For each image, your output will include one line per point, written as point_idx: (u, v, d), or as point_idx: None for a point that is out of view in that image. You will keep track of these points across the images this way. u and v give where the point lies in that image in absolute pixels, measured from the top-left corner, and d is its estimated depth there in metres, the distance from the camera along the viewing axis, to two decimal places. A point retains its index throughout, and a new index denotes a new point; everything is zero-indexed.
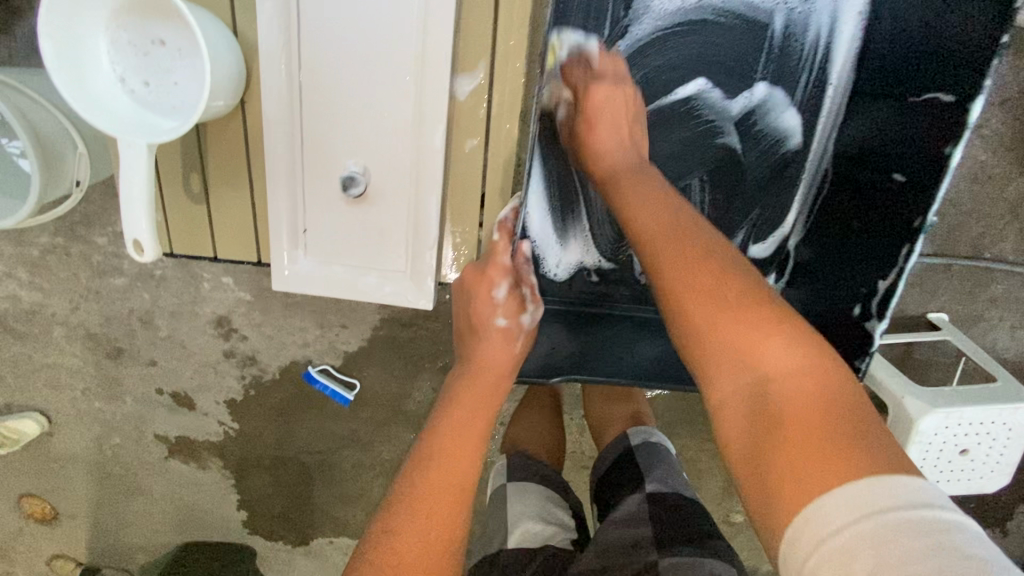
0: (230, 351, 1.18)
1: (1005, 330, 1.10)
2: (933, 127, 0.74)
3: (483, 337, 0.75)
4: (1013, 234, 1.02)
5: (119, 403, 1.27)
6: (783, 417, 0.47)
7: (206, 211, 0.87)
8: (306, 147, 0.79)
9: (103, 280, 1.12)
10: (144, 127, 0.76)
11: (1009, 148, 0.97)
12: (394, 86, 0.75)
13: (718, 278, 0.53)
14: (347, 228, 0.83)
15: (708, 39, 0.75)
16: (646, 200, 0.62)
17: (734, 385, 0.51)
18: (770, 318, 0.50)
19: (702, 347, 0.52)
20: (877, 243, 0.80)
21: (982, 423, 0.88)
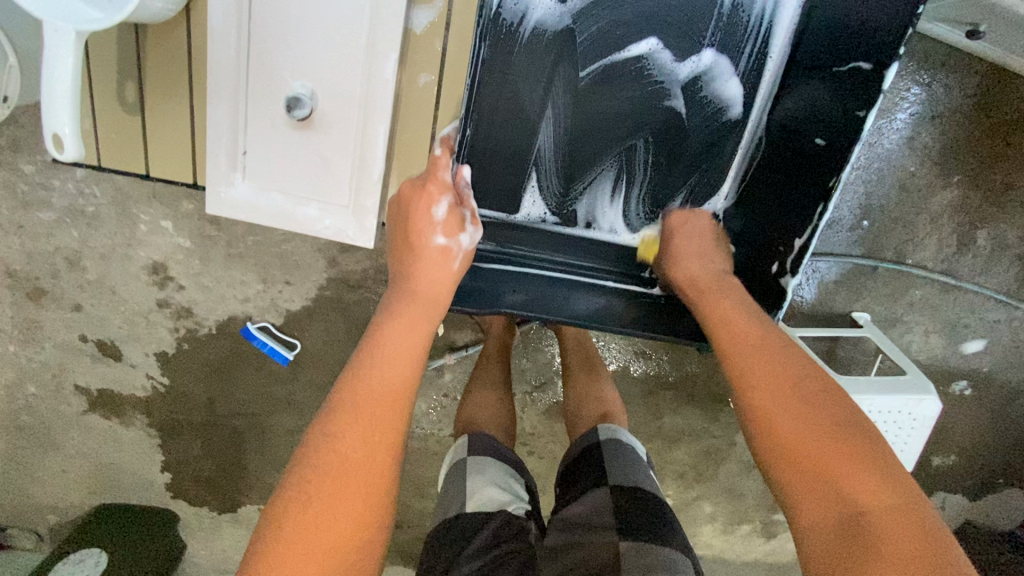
0: (164, 300, 1.13)
1: (920, 333, 1.18)
2: (853, 94, 0.73)
3: (420, 258, 0.68)
4: (932, 242, 1.11)
5: (37, 349, 1.20)
6: (870, 536, 0.48)
7: (140, 123, 0.83)
8: (255, 61, 0.77)
9: (28, 213, 1.06)
10: (67, 9, 0.69)
11: (935, 161, 1.05)
12: (350, 5, 0.74)
13: (802, 407, 0.56)
14: (291, 153, 0.81)
15: None
16: (745, 322, 0.66)
17: (822, 512, 0.51)
18: (857, 444, 0.53)
19: (789, 472, 0.54)
20: (797, 197, 0.79)
21: (890, 411, 0.95)
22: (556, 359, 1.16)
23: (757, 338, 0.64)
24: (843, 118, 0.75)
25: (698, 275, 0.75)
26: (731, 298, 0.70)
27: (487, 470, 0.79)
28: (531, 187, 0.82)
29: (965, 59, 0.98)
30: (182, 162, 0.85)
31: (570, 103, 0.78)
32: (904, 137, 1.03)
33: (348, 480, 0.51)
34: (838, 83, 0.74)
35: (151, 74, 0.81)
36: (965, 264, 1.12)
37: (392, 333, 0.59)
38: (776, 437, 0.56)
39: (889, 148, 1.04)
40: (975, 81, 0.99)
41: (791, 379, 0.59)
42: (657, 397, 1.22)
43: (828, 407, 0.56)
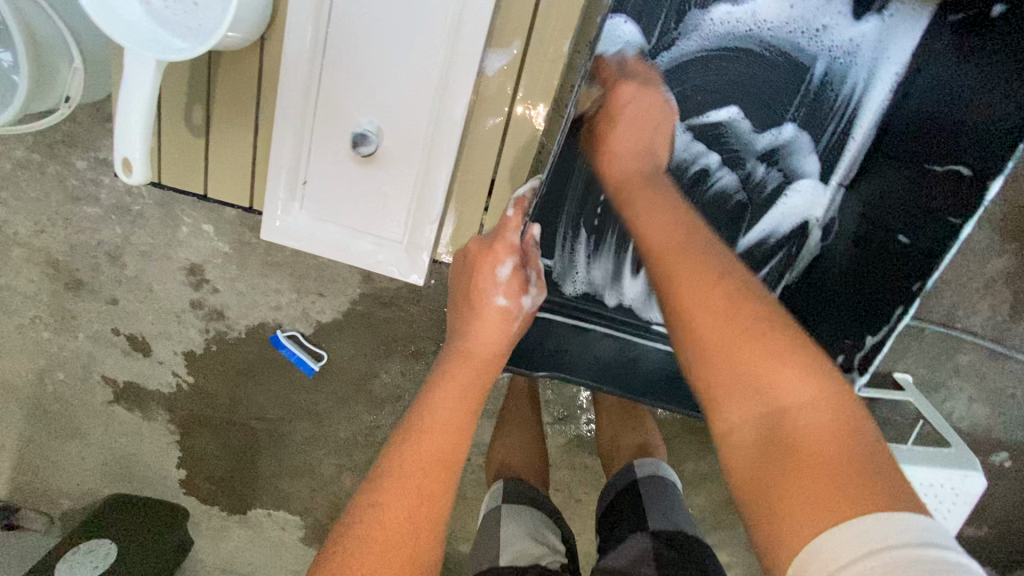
0: (198, 301, 1.14)
1: (963, 400, 1.14)
2: (944, 197, 0.68)
3: (478, 317, 0.66)
4: (984, 309, 1.07)
5: (69, 337, 1.21)
6: (792, 449, 0.43)
7: (203, 145, 0.83)
8: (329, 98, 0.77)
9: (75, 206, 1.07)
10: (152, 42, 0.70)
11: (995, 225, 1.01)
12: (428, 46, 0.73)
13: (726, 310, 0.49)
14: (353, 188, 0.80)
15: (749, 69, 0.74)
16: (663, 219, 0.58)
17: (746, 418, 0.46)
18: (786, 345, 0.46)
19: (707, 363, 0.48)
20: (872, 294, 0.74)
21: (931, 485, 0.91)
22: (582, 394, 1.13)
23: (678, 239, 0.55)
24: (930, 219, 0.69)
25: (629, 174, 0.66)
26: (646, 193, 0.63)
27: (521, 517, 0.77)
28: (586, 241, 0.83)
29: None
30: (238, 184, 0.85)
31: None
32: None
33: (395, 555, 0.49)
34: (932, 178, 0.68)
35: (219, 98, 0.81)
36: (1017, 334, 1.08)
37: (445, 398, 0.58)
38: (694, 338, 0.50)
39: None
40: None
41: (712, 279, 0.50)
42: (682, 441, 1.19)
43: (751, 312, 0.48)
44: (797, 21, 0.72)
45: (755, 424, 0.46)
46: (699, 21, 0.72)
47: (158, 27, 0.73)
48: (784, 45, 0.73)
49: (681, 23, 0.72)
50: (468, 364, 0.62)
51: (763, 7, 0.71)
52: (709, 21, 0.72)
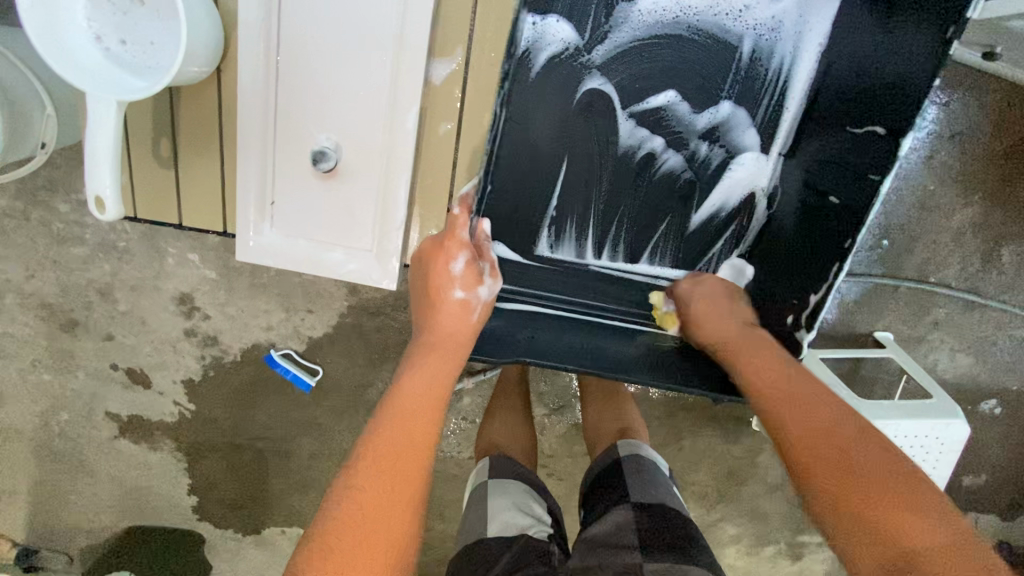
0: (191, 329, 1.16)
1: (946, 352, 1.16)
2: (869, 156, 0.72)
3: (439, 311, 0.71)
4: (955, 261, 1.09)
5: (70, 377, 1.23)
6: (922, 572, 0.46)
7: (174, 176, 0.86)
8: (281, 119, 0.79)
9: (62, 248, 1.10)
10: (111, 84, 0.73)
11: (955, 179, 1.04)
12: (370, 63, 0.76)
13: (836, 440, 0.56)
14: (316, 203, 0.83)
15: (680, 54, 0.76)
16: (775, 370, 0.67)
17: (869, 556, 0.49)
18: (885, 476, 0.52)
19: (827, 509, 0.53)
20: (813, 254, 0.78)
21: (915, 436, 0.94)
22: (574, 382, 1.16)
23: (793, 386, 0.64)
24: (855, 178, 0.73)
25: (727, 335, 0.75)
26: (753, 347, 0.72)
27: (509, 490, 0.80)
28: (547, 232, 0.84)
29: (980, 78, 0.98)
30: (212, 210, 0.88)
31: (595, 150, 0.80)
32: (924, 156, 1.02)
33: (371, 534, 0.52)
34: (855, 141, 0.73)
35: (183, 131, 0.84)
36: (990, 281, 1.11)
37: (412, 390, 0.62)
38: (806, 476, 0.56)
39: (908, 166, 1.03)
40: (994, 99, 0.99)
41: (817, 413, 0.59)
42: (677, 420, 1.22)
43: (862, 448, 0.55)
44: (720, 3, 0.74)
45: (884, 570, 0.48)
46: (628, 12, 0.74)
47: (115, 67, 0.75)
48: (711, 28, 0.75)
49: (610, 16, 0.74)
50: (431, 357, 0.66)
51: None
52: (637, 11, 0.74)
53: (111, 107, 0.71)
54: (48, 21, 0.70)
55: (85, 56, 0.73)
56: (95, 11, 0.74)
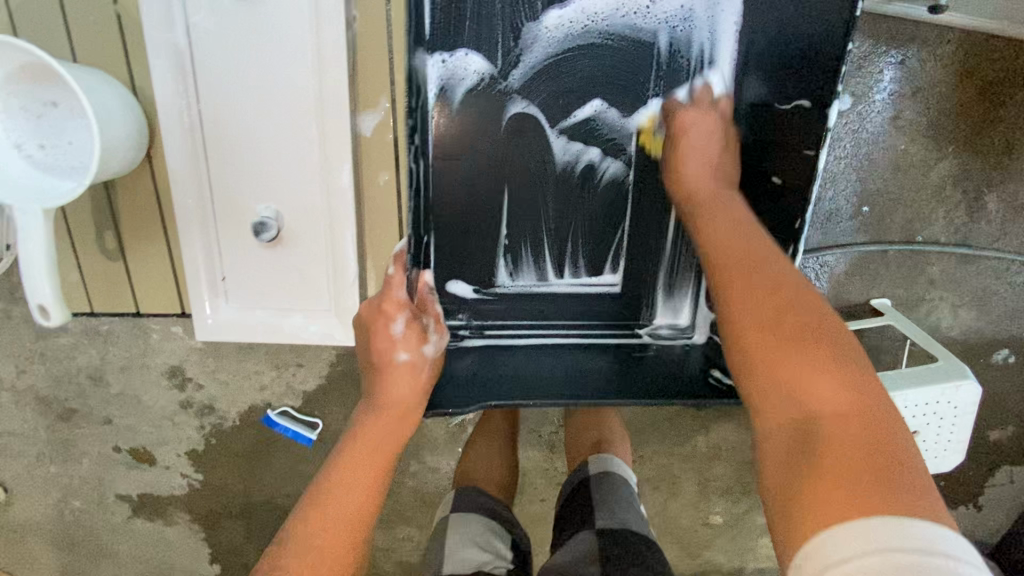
0: (187, 400, 1.16)
1: (948, 308, 1.13)
2: (798, 131, 0.74)
3: (384, 374, 0.69)
4: (940, 216, 1.07)
5: (76, 466, 1.23)
6: (823, 445, 0.46)
7: (124, 266, 0.86)
8: (216, 192, 0.79)
9: (48, 340, 1.10)
10: (37, 194, 0.73)
11: (924, 134, 1.02)
12: (294, 121, 0.75)
13: (730, 237, 0.62)
14: (266, 271, 0.83)
15: (599, 61, 0.75)
16: (727, 220, 0.65)
17: (780, 417, 0.50)
18: (824, 340, 0.50)
19: (738, 330, 0.54)
20: (767, 238, 0.78)
21: (927, 403, 0.91)
22: None
23: (731, 221, 0.64)
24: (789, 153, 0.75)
25: (696, 188, 0.70)
26: (719, 197, 0.68)
27: (470, 525, 0.83)
28: (504, 261, 0.83)
29: (931, 31, 0.96)
30: (168, 292, 0.88)
31: (533, 172, 0.79)
32: (887, 116, 1.00)
33: None
34: (785, 116, 0.74)
35: (127, 221, 0.84)
36: (980, 231, 1.08)
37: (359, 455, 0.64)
38: (739, 344, 0.54)
39: (873, 129, 1.01)
40: (950, 50, 0.97)
41: (770, 289, 0.54)
42: (686, 419, 1.19)
43: (819, 328, 0.51)
44: (625, 4, 0.73)
45: (789, 432, 0.49)
46: (536, 32, 0.73)
47: (40, 174, 0.76)
48: (624, 30, 0.74)
49: (519, 39, 0.73)
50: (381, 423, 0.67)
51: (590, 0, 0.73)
52: (545, 29, 0.73)
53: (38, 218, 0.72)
54: None
55: (11, 169, 0.75)
56: (13, 122, 0.75)
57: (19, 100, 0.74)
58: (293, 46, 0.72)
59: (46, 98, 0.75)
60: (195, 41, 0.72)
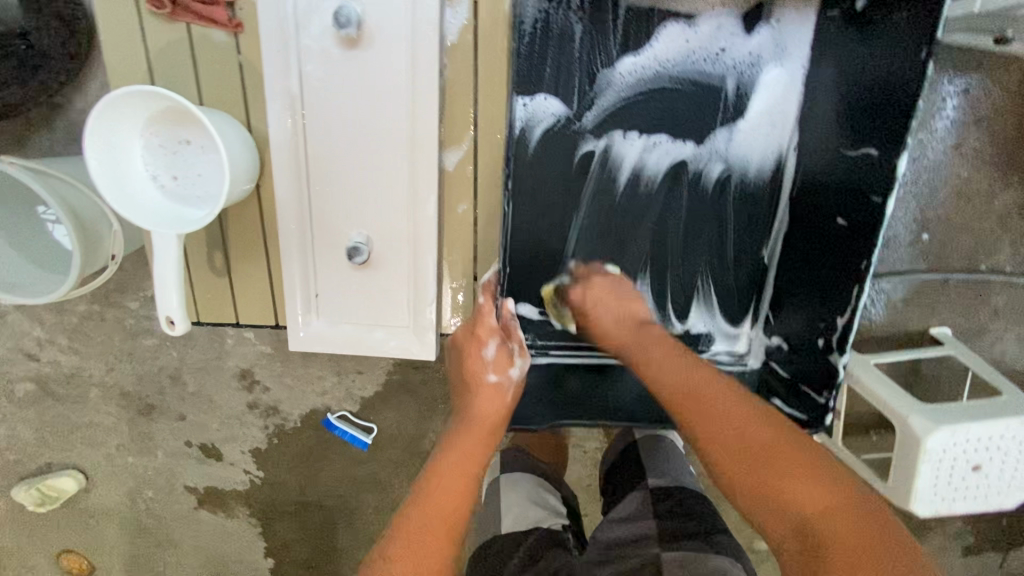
0: (254, 401, 1.24)
1: (1013, 340, 1.10)
2: (867, 178, 0.72)
3: (475, 392, 0.76)
4: (1006, 245, 1.05)
5: (151, 457, 1.33)
6: (834, 545, 0.51)
7: (228, 283, 0.87)
8: (317, 219, 0.80)
9: (135, 341, 1.20)
10: (169, 221, 0.76)
11: (991, 164, 1.00)
12: (390, 152, 0.77)
13: (681, 375, 0.67)
14: (353, 292, 0.84)
15: (667, 104, 0.79)
16: (675, 366, 0.68)
17: (781, 526, 0.56)
18: (789, 454, 0.58)
19: (740, 500, 0.59)
20: (832, 277, 0.79)
21: (990, 438, 0.89)
22: None
23: (682, 365, 0.69)
24: (856, 196, 0.75)
25: (625, 334, 0.74)
26: (650, 334, 0.74)
27: (520, 486, 0.87)
28: None
29: (998, 59, 0.95)
30: (264, 307, 0.89)
31: (603, 205, 0.83)
32: (951, 145, 0.99)
33: None
34: (852, 162, 0.74)
35: (233, 242, 0.85)
36: None
37: (440, 476, 0.66)
38: (734, 480, 0.59)
39: (936, 158, 1.00)
40: (1016, 79, 0.96)
41: (710, 397, 0.64)
42: None
43: (763, 426, 0.61)
44: (696, 50, 0.76)
45: (793, 536, 0.55)
46: (609, 77, 0.77)
47: (176, 204, 0.78)
48: (693, 75, 0.77)
49: (594, 83, 0.77)
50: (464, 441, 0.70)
51: (665, 47, 0.76)
52: (618, 75, 0.77)
53: (169, 240, 0.74)
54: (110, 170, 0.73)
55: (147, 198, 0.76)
56: (149, 154, 0.77)
57: (157, 136, 0.77)
58: (396, 83, 0.74)
59: (182, 134, 0.77)
60: (302, 83, 0.74)
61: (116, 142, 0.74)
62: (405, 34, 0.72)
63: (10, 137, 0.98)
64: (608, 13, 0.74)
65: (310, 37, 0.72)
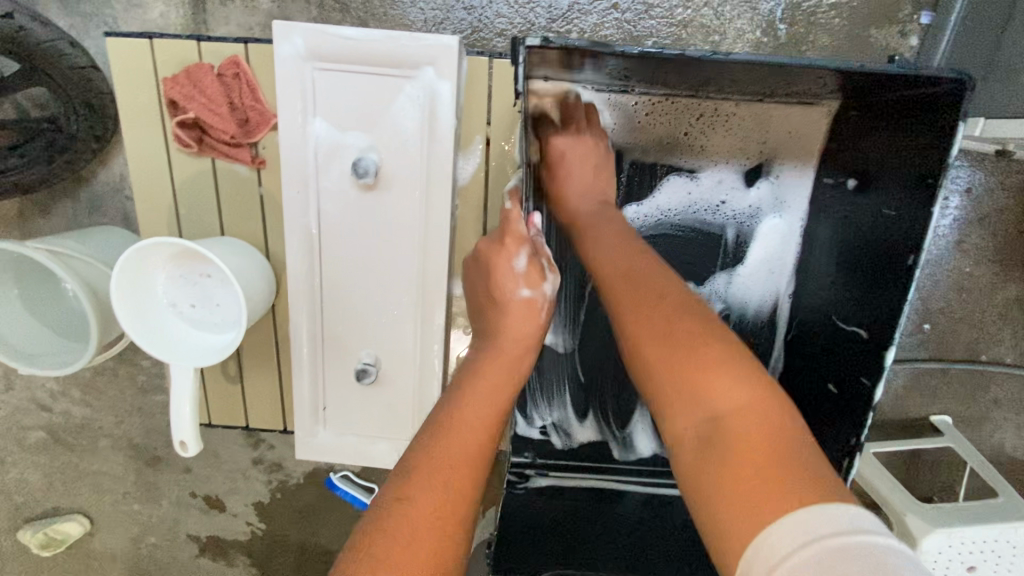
0: (258, 458, 1.26)
1: (1014, 429, 1.09)
2: (857, 357, 0.69)
3: (502, 310, 0.61)
4: (1007, 338, 1.05)
5: (155, 506, 1.34)
6: (732, 440, 0.44)
7: (240, 389, 0.86)
8: (329, 342, 0.79)
9: (146, 396, 1.23)
10: (191, 352, 0.72)
11: (993, 259, 1.01)
12: (397, 283, 0.76)
13: (619, 253, 0.61)
14: (359, 409, 0.82)
15: (670, 248, 0.80)
16: (615, 243, 0.62)
17: (690, 422, 0.47)
18: (708, 353, 0.49)
19: (656, 389, 0.50)
20: (824, 441, 0.74)
21: (986, 541, 0.89)
22: None
23: (626, 250, 0.60)
24: (849, 369, 0.71)
25: (585, 208, 0.69)
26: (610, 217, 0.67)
27: None
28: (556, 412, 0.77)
29: (1001, 161, 0.97)
30: (274, 409, 0.87)
31: None
32: (952, 242, 1.01)
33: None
34: (846, 334, 0.71)
35: (246, 351, 0.84)
36: None
37: (425, 484, 0.46)
38: (641, 351, 0.52)
39: (938, 252, 1.01)
40: (1020, 180, 0.97)
41: (660, 312, 0.53)
42: None
43: (707, 342, 0.49)
44: (697, 202, 0.78)
45: (700, 443, 0.46)
46: None
47: (198, 332, 0.75)
48: (694, 224, 0.79)
49: None
50: (443, 450, 0.48)
51: (673, 194, 0.78)
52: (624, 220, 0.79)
53: (186, 372, 0.72)
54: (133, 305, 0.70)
55: (167, 328, 0.73)
56: (172, 284, 0.74)
57: (178, 267, 0.73)
58: (403, 224, 0.74)
59: (204, 266, 0.73)
60: (319, 222, 0.74)
61: (140, 276, 0.70)
62: (419, 183, 0.72)
63: (36, 208, 1.01)
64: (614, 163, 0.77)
65: (330, 180, 0.73)
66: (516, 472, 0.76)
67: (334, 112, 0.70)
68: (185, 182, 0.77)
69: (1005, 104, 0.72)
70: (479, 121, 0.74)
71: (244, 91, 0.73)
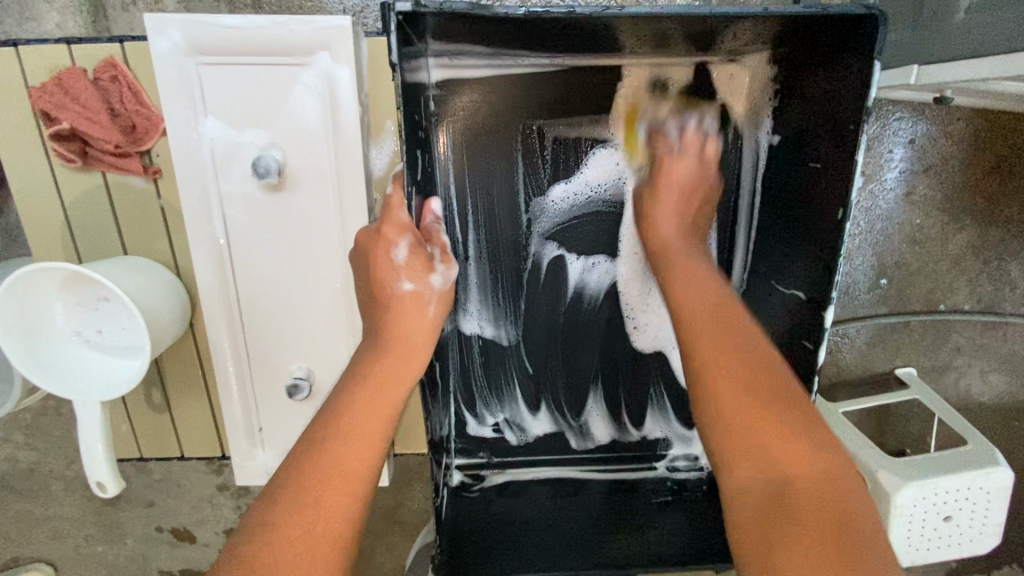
0: (224, 484, 1.21)
1: (977, 374, 1.11)
2: (795, 317, 0.64)
3: (386, 307, 0.55)
4: (962, 285, 1.05)
5: (120, 545, 1.28)
6: (801, 509, 0.42)
7: (172, 418, 0.82)
8: (255, 358, 0.75)
9: None
10: (97, 384, 0.68)
11: (941, 208, 1.01)
12: (322, 287, 0.72)
13: (706, 279, 0.57)
14: (297, 426, 0.78)
15: (599, 226, 0.70)
16: (700, 276, 0.58)
17: (753, 483, 0.45)
18: (789, 419, 0.47)
19: (728, 451, 0.47)
20: None
21: (957, 490, 0.89)
22: None
23: (713, 300, 0.55)
24: (793, 331, 0.65)
25: (684, 179, 0.63)
26: (691, 263, 0.59)
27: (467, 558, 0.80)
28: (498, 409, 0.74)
29: (942, 109, 0.96)
30: (213, 435, 0.83)
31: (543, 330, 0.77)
32: (900, 195, 1.00)
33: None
34: (786, 297, 0.65)
35: (172, 377, 0.80)
36: (1007, 298, 1.06)
37: (295, 503, 0.43)
38: (723, 415, 0.48)
39: (887, 207, 1.01)
40: (960, 127, 0.97)
41: (754, 380, 0.48)
42: None
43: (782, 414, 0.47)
44: (624, 174, 0.69)
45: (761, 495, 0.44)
46: (543, 205, 0.69)
47: (105, 362, 0.70)
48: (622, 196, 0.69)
49: (528, 208, 0.69)
50: (319, 464, 0.45)
51: (596, 173, 0.69)
52: (550, 200, 0.69)
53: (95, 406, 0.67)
54: (28, 341, 0.65)
55: (73, 361, 0.69)
56: (72, 314, 0.70)
57: (75, 294, 0.69)
58: (320, 227, 0.70)
59: (102, 292, 0.69)
60: (229, 232, 0.70)
61: (31, 308, 0.66)
62: (328, 179, 0.68)
63: None
64: (533, 141, 0.67)
65: (232, 184, 0.68)
66: (471, 474, 0.74)
67: (231, 112, 0.66)
68: (76, 200, 0.72)
69: (935, 50, 0.71)
70: (388, 108, 0.69)
71: (128, 96, 0.69)
